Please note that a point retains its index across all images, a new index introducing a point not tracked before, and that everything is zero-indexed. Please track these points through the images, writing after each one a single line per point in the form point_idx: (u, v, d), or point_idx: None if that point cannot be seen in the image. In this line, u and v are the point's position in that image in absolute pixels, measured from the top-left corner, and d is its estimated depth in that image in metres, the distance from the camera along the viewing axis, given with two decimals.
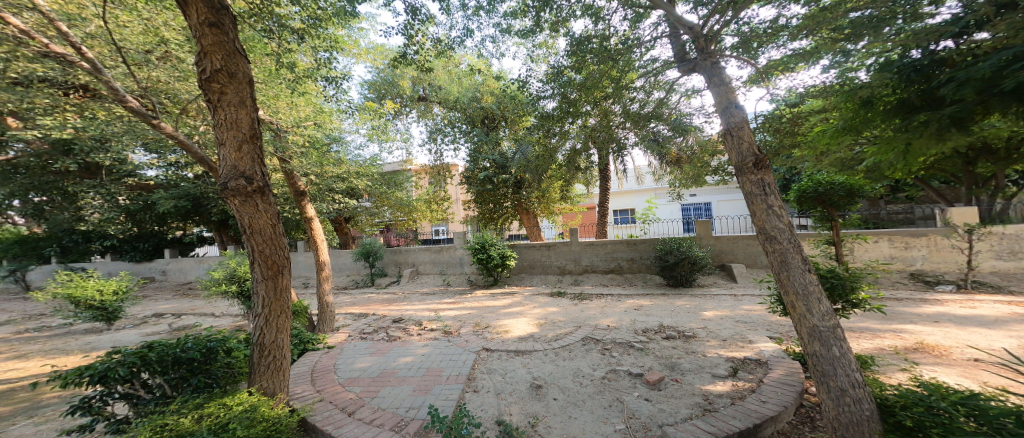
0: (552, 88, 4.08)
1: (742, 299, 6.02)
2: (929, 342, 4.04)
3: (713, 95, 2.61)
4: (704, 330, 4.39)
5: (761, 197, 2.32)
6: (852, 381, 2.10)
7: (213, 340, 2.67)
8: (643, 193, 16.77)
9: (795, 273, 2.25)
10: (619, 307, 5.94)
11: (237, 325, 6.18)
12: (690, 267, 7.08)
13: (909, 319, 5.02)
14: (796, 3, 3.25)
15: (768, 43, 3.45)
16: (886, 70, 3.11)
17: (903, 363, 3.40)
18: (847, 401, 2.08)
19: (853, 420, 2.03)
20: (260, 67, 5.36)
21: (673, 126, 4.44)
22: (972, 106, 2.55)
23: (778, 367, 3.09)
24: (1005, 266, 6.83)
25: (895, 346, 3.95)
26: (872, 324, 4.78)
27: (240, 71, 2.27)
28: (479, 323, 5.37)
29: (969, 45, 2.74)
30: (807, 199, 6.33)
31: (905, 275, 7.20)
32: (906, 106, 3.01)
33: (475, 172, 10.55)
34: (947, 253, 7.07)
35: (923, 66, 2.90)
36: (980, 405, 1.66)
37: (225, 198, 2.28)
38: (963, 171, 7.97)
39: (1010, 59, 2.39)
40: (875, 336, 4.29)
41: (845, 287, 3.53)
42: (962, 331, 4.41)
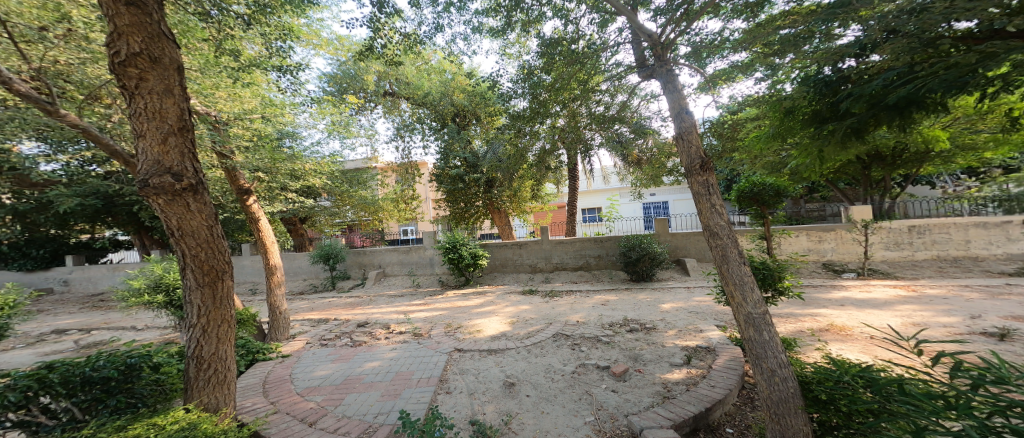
0: (521, 88, 4.13)
1: (694, 291, 6.51)
2: (837, 323, 4.61)
3: (667, 101, 2.76)
4: (663, 322, 4.67)
5: (706, 196, 2.51)
6: (780, 362, 2.32)
7: (135, 356, 2.37)
8: (609, 192, 17.49)
9: (733, 265, 2.45)
10: (588, 303, 6.12)
11: (170, 338, 5.52)
12: (650, 262, 7.48)
13: (821, 303, 5.71)
14: (739, 18, 3.53)
15: (715, 54, 3.68)
16: (804, 83, 3.49)
17: (817, 342, 3.86)
18: (777, 381, 2.28)
19: (782, 398, 2.23)
20: (193, 53, 4.83)
21: (634, 129, 4.62)
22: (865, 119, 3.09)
23: (724, 353, 3.38)
24: (892, 255, 8.00)
25: (811, 327, 4.47)
26: (795, 309, 5.36)
27: (167, 56, 2.04)
28: (450, 323, 5.29)
29: (865, 64, 3.16)
30: (744, 199, 6.95)
31: (819, 265, 8.16)
32: (825, 113, 3.46)
33: (444, 170, 10.35)
34: (849, 245, 8.15)
35: (833, 82, 3.32)
36: (881, 375, 1.94)
37: (147, 198, 2.02)
38: (861, 174, 9.26)
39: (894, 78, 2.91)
40: (797, 320, 4.82)
41: (774, 277, 3.95)
42: (860, 312, 5.10)
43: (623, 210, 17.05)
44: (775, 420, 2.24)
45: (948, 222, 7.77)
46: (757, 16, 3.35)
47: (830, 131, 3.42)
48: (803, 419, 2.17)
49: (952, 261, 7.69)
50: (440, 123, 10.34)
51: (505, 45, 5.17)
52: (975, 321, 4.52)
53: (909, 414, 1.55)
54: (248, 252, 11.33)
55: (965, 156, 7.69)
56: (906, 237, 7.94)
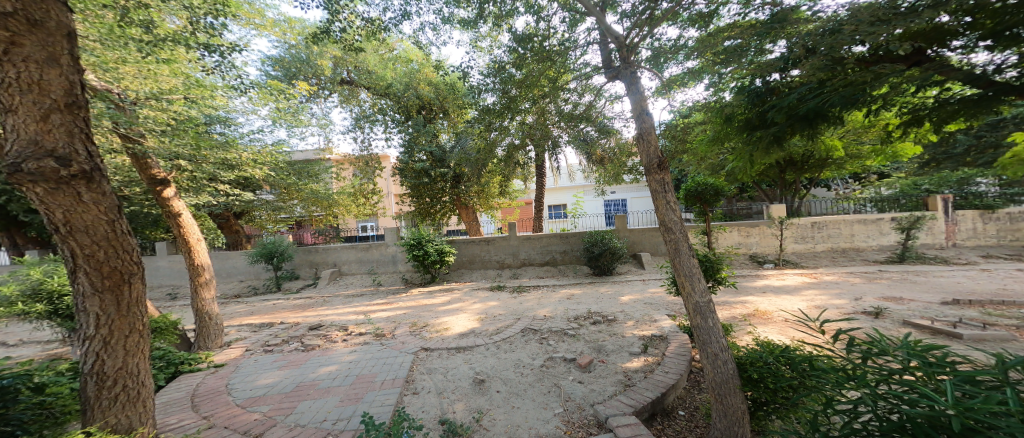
0: (491, 82, 4.08)
1: (649, 283, 6.91)
2: (760, 308, 5.16)
3: (631, 102, 2.87)
4: (622, 313, 4.90)
5: (662, 194, 2.67)
6: (721, 347, 2.50)
7: (7, 377, 1.93)
8: (573, 189, 17.96)
9: (683, 258, 2.62)
10: (553, 297, 6.26)
11: (60, 354, 4.71)
12: (611, 257, 7.81)
13: (748, 291, 6.35)
14: (692, 26, 3.74)
15: (670, 59, 3.86)
16: (741, 93, 3.97)
17: (747, 326, 4.30)
18: (719, 363, 2.46)
19: (723, 378, 2.41)
20: (92, 20, 4.15)
21: (599, 128, 4.69)
22: (785, 128, 3.62)
23: (675, 340, 3.64)
24: (798, 247, 9.07)
25: (741, 313, 4.96)
26: (728, 297, 5.92)
27: (52, 20, 1.71)
28: (416, 322, 5.14)
29: (788, 79, 3.59)
30: (690, 197, 7.51)
31: (746, 258, 9.01)
32: (753, 122, 3.93)
33: (405, 166, 9.84)
34: (769, 239, 9.14)
35: (762, 93, 3.81)
36: (802, 353, 2.20)
37: (19, 186, 1.64)
38: (777, 177, 10.41)
39: (806, 92, 3.41)
40: (730, 307, 5.33)
41: (714, 268, 4.32)
42: (776, 298, 5.74)
43: (587, 207, 17.59)
44: (719, 401, 2.41)
45: (839, 219, 9.00)
46: (709, 25, 3.56)
47: (758, 138, 3.92)
48: (740, 398, 2.37)
49: (853, 252, 8.93)
50: (404, 115, 9.97)
51: (475, 38, 5.06)
52: (859, 302, 5.34)
53: (822, 387, 1.76)
54: (164, 252, 10.19)
55: (850, 163, 9.13)
56: (809, 231, 9.07)
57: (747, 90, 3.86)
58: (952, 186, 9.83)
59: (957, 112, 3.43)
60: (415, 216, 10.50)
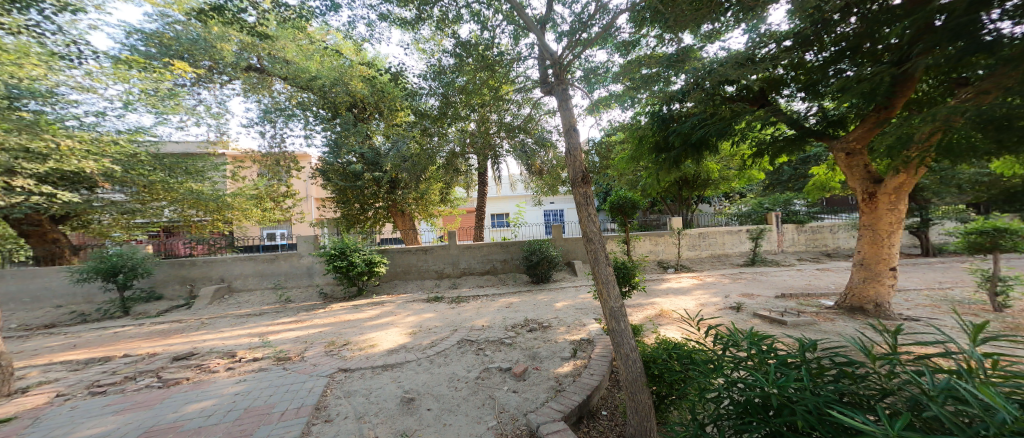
0: (433, 86, 3.95)
1: (581, 289, 7.30)
2: (663, 308, 5.85)
3: (560, 117, 3.02)
4: (556, 319, 5.09)
5: (585, 206, 2.83)
6: (633, 348, 2.66)
7: None
8: (515, 198, 18.32)
9: (602, 265, 2.77)
10: (491, 307, 6.23)
11: None
12: (548, 265, 8.08)
13: (656, 293, 7.14)
14: (618, 53, 4.09)
15: (600, 83, 4.09)
16: (653, 118, 5.00)
17: (653, 325, 4.86)
18: (629, 362, 2.61)
19: (634, 377, 2.57)
20: None
21: (538, 140, 4.77)
22: (682, 150, 4.74)
23: (600, 342, 3.91)
24: (693, 253, 10.52)
25: (650, 314, 5.55)
26: (640, 299, 6.59)
27: None
28: (335, 341, 4.67)
29: (680, 109, 4.65)
30: (615, 210, 8.23)
31: (655, 262, 10.14)
32: (660, 144, 5.03)
33: (340, 169, 9.10)
34: (672, 247, 10.40)
35: (666, 119, 4.84)
36: (687, 349, 2.52)
37: None
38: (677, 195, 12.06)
39: (697, 121, 4.47)
40: (642, 308, 5.93)
41: (630, 273, 4.74)
42: (676, 299, 6.56)
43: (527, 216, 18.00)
44: (631, 398, 2.57)
45: (717, 229, 10.65)
46: (632, 53, 3.96)
47: (664, 159, 5.04)
48: (648, 393, 2.56)
49: (729, 258, 10.60)
50: (331, 112, 9.20)
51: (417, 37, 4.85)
52: (727, 298, 6.38)
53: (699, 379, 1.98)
54: None
55: (724, 185, 11.00)
56: (701, 240, 10.58)
57: (656, 117, 4.91)
58: (779, 205, 11.85)
59: (783, 147, 4.88)
60: (338, 222, 9.62)
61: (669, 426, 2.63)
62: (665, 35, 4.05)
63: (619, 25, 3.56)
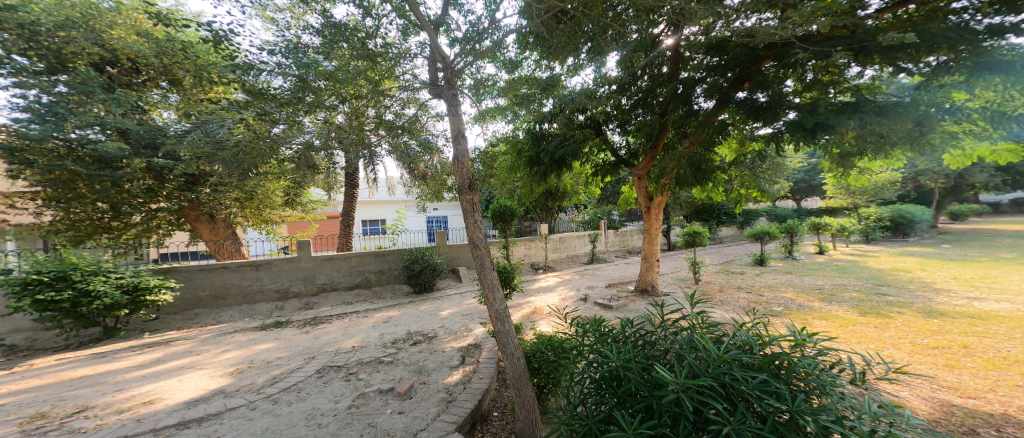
0: (289, 68, 3.20)
1: (466, 296, 7.35)
2: (537, 306, 6.40)
3: (450, 121, 2.96)
4: (442, 328, 4.97)
5: (472, 213, 2.82)
6: (516, 346, 2.75)
7: None
8: (392, 203, 17.28)
9: (487, 271, 2.79)
10: (366, 324, 5.64)
11: None
12: (432, 273, 7.80)
13: (529, 292, 7.75)
14: (505, 69, 4.29)
15: (486, 94, 4.20)
16: (530, 134, 5.99)
17: (532, 322, 5.26)
18: (513, 358, 2.70)
19: (519, 374, 2.66)
20: None
21: (423, 144, 4.23)
22: (546, 167, 5.96)
23: (488, 344, 4.01)
24: (556, 255, 11.87)
25: (527, 312, 5.98)
26: (519, 299, 7.02)
27: None
28: (37, 415, 3.05)
29: (545, 131, 5.78)
30: (496, 217, 8.66)
31: (529, 265, 10.93)
32: (533, 160, 6.15)
33: (71, 150, 5.80)
34: (541, 250, 11.47)
35: (539, 136, 5.89)
36: (560, 339, 2.82)
37: None
38: (545, 205, 13.42)
39: (558, 139, 5.75)
40: (520, 308, 6.34)
41: (509, 276, 5.00)
42: (541, 296, 7.27)
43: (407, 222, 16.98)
44: (517, 394, 2.65)
45: (573, 235, 12.41)
46: (516, 69, 4.20)
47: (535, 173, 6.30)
48: (532, 386, 2.68)
49: (579, 257, 12.45)
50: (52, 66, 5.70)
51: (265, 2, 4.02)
52: (579, 292, 7.44)
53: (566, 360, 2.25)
54: None
55: (576, 196, 12.89)
56: (559, 244, 12.01)
57: (531, 130, 5.90)
58: (606, 215, 15.08)
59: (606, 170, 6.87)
60: (49, 231, 6.07)
61: (550, 413, 2.84)
62: (543, 60, 4.48)
63: (504, 43, 3.77)
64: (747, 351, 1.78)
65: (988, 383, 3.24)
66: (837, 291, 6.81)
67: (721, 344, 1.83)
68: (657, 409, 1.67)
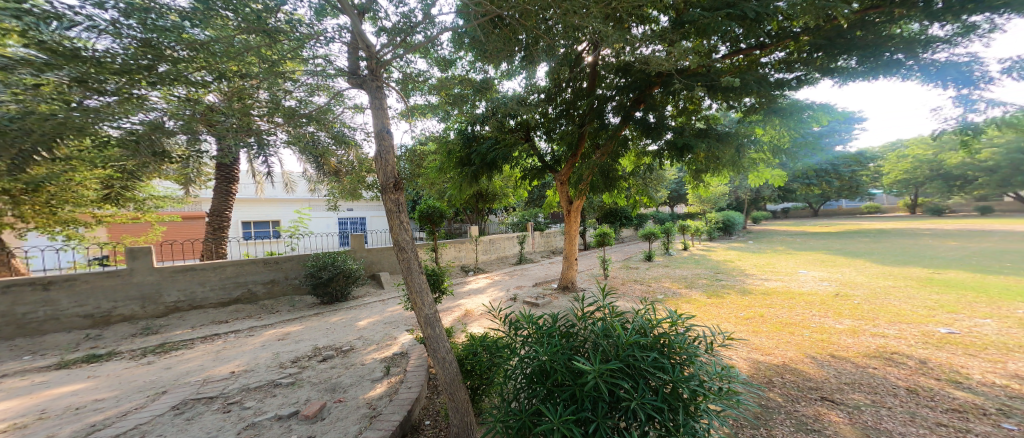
0: (130, 26, 2.27)
1: (388, 303, 6.91)
2: (468, 308, 6.31)
3: (371, 116, 2.71)
4: (360, 339, 4.57)
5: (396, 213, 2.62)
6: (447, 349, 2.63)
7: None
8: (290, 202, 14.91)
9: (415, 274, 2.60)
10: (251, 344, 4.77)
11: None
12: (344, 280, 6.97)
13: (460, 295, 7.58)
14: (437, 66, 4.09)
15: (415, 89, 3.96)
16: (461, 134, 6.25)
17: (463, 325, 5.16)
18: (444, 364, 2.57)
19: (452, 378, 2.55)
20: None
21: (335, 137, 3.61)
22: (478, 168, 6.27)
23: (415, 352, 3.80)
24: (485, 257, 11.86)
25: (458, 315, 5.84)
26: (448, 303, 6.81)
27: None
28: None
29: (476, 133, 6.16)
30: (423, 218, 8.33)
31: (459, 268, 10.68)
32: (463, 160, 6.50)
33: None
34: (470, 252, 11.32)
35: (467, 137, 6.33)
36: (492, 339, 2.78)
37: None
38: (474, 206, 13.31)
39: (491, 143, 6.06)
40: (451, 311, 6.16)
41: (438, 280, 4.83)
42: (469, 299, 7.16)
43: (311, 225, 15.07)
44: (450, 399, 2.54)
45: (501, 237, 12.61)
46: (448, 67, 4.04)
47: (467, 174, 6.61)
48: (465, 389, 2.60)
49: (508, 259, 12.71)
50: None
51: None
52: (509, 292, 7.52)
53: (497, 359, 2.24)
54: None
55: (506, 198, 13.10)
56: (487, 245, 12.00)
57: (462, 132, 6.22)
58: (532, 217, 15.57)
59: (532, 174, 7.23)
60: None
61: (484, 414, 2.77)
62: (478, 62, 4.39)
63: (437, 40, 3.58)
64: (643, 334, 1.94)
65: (776, 342, 4.37)
66: (725, 281, 8.01)
67: (624, 329, 1.97)
68: (579, 396, 1.77)
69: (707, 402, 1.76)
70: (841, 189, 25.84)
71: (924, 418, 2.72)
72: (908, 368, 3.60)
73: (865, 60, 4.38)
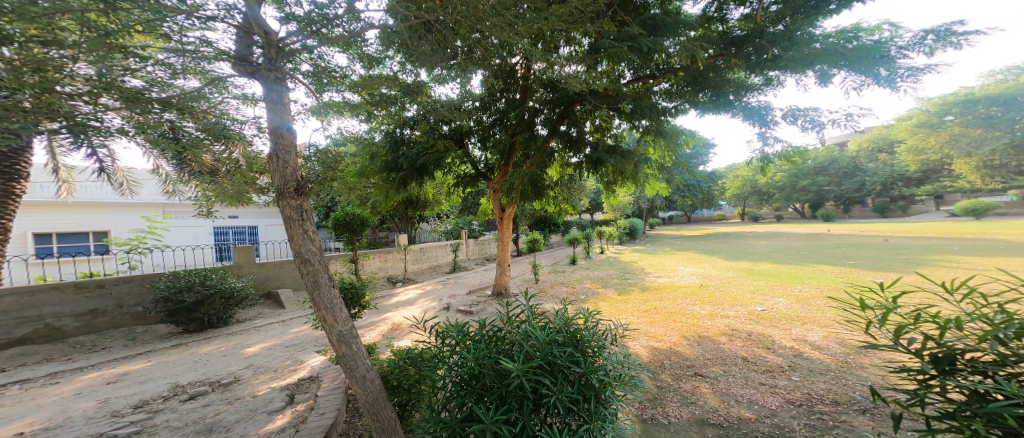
0: None
1: (290, 324, 6.12)
2: (396, 321, 5.93)
3: (267, 110, 2.38)
4: (251, 369, 3.95)
5: (298, 221, 2.31)
6: (368, 367, 2.42)
7: None
8: (130, 207, 10.66)
9: (323, 289, 2.33)
10: (54, 395, 3.61)
11: None
12: (224, 302, 5.78)
13: (387, 308, 7.08)
14: (358, 62, 3.77)
15: (331, 87, 3.56)
16: (387, 138, 6.11)
17: (386, 340, 4.81)
18: (366, 383, 2.37)
19: (376, 397, 2.36)
20: None
21: (209, 130, 2.93)
22: (408, 173, 6.34)
23: (328, 374, 3.43)
24: (415, 267, 11.33)
25: (383, 330, 5.45)
26: (372, 317, 6.30)
27: None
28: None
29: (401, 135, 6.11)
30: (339, 226, 7.65)
31: (385, 280, 9.98)
32: (390, 164, 6.41)
33: None
34: (398, 263, 10.65)
35: (396, 141, 6.33)
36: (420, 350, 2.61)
37: None
38: (403, 214, 12.66)
39: (420, 149, 6.05)
40: (375, 326, 5.73)
41: (359, 294, 4.42)
42: (398, 311, 6.73)
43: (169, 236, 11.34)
44: (374, 419, 2.37)
45: (433, 245, 12.22)
46: (373, 64, 3.76)
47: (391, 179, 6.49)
48: (391, 406, 2.45)
49: (441, 267, 12.35)
50: None
51: None
52: (442, 301, 7.28)
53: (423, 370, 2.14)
54: None
55: (440, 205, 12.77)
56: (418, 255, 11.50)
57: (388, 134, 6.10)
58: (467, 225, 15.40)
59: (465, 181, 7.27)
60: None
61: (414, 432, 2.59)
62: (406, 67, 4.12)
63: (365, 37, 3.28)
64: (559, 332, 2.02)
65: (664, 329, 4.93)
66: (640, 279, 8.88)
67: (544, 329, 2.03)
68: (505, 396, 1.78)
69: (611, 390, 1.87)
70: (703, 201, 31.29)
71: (755, 380, 3.35)
72: (742, 340, 4.39)
73: (711, 96, 5.30)
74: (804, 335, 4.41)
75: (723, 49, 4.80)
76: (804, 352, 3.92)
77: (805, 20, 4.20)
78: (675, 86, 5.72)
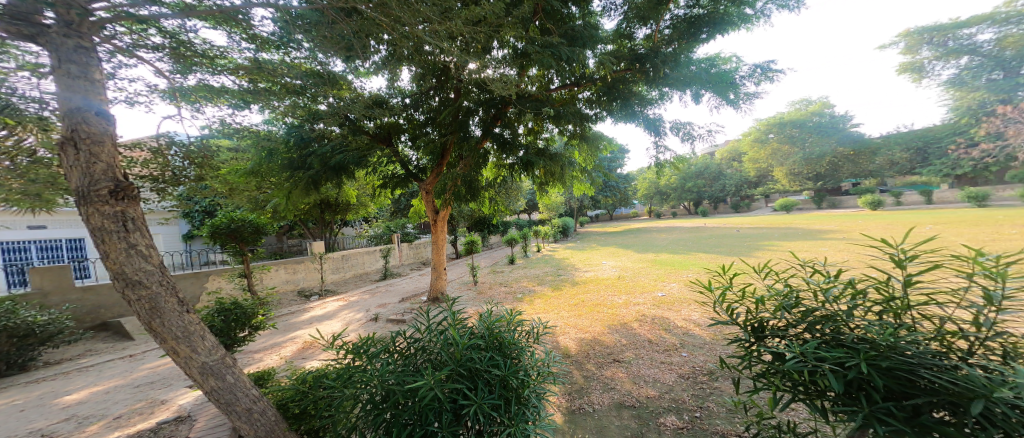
0: None
1: (142, 358, 5.00)
2: (309, 339, 5.28)
3: (57, 85, 1.87)
4: (73, 421, 3.10)
5: (117, 234, 1.86)
6: (254, 397, 2.16)
7: None
8: None
9: (168, 316, 1.94)
10: None
11: None
12: (11, 345, 4.42)
13: (297, 326, 6.24)
14: (250, 41, 3.22)
15: (201, 69, 2.99)
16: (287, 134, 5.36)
17: (286, 364, 4.20)
18: (255, 417, 2.12)
19: (268, 430, 2.12)
20: None
21: None
22: (319, 173, 5.76)
23: (203, 413, 2.89)
24: (335, 277, 10.28)
25: (288, 352, 4.79)
26: (276, 339, 5.48)
27: None
28: None
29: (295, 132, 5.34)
30: (220, 235, 6.44)
31: (293, 294, 8.82)
32: (295, 163, 5.73)
33: None
34: (313, 273, 9.51)
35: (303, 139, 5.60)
36: (319, 371, 2.37)
37: None
38: (318, 218, 11.38)
39: (330, 149, 5.52)
40: (277, 348, 5.02)
41: (247, 314, 3.73)
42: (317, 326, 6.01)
43: None
44: None
45: (357, 252, 11.23)
46: (269, 46, 3.26)
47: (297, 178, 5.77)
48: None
49: (370, 275, 11.46)
50: None
51: None
52: (369, 312, 6.73)
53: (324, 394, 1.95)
54: None
55: (366, 208, 11.85)
56: (341, 262, 10.51)
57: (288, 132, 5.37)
58: (399, 228, 14.59)
59: (397, 182, 6.93)
60: None
61: None
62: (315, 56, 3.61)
63: (251, 15, 2.85)
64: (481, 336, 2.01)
65: (590, 321, 5.28)
66: (567, 275, 9.38)
67: (466, 334, 2.01)
68: (423, 408, 1.70)
69: (534, 388, 1.91)
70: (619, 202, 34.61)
71: (658, 360, 3.79)
72: (649, 324, 4.93)
73: (621, 105, 5.89)
74: (690, 315, 5.13)
75: (630, 64, 5.31)
76: (692, 330, 4.55)
77: (687, 46, 4.88)
78: (595, 95, 6.23)
